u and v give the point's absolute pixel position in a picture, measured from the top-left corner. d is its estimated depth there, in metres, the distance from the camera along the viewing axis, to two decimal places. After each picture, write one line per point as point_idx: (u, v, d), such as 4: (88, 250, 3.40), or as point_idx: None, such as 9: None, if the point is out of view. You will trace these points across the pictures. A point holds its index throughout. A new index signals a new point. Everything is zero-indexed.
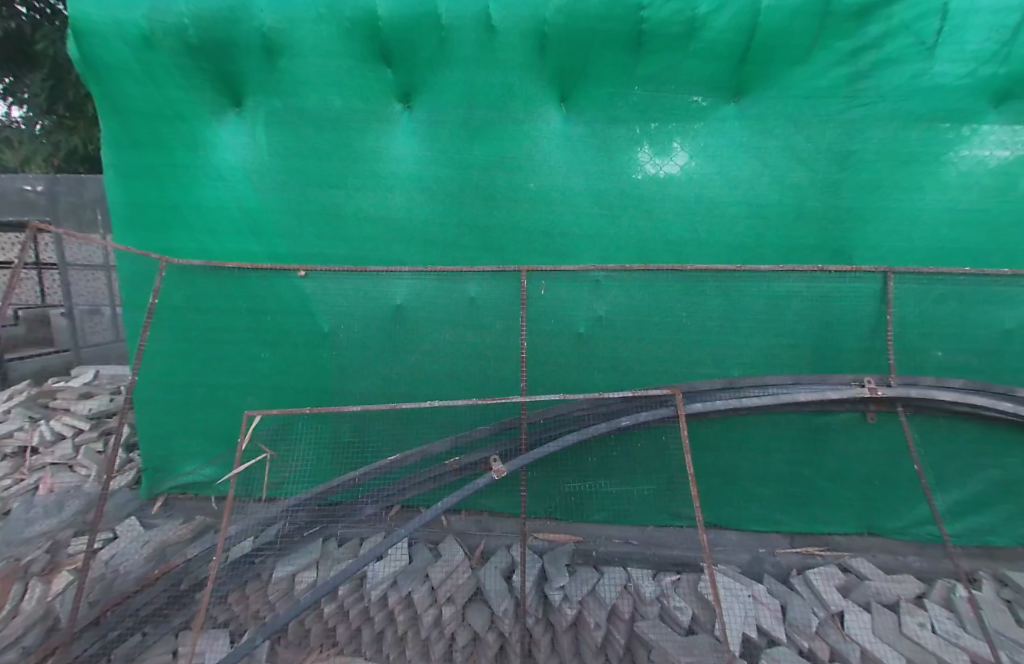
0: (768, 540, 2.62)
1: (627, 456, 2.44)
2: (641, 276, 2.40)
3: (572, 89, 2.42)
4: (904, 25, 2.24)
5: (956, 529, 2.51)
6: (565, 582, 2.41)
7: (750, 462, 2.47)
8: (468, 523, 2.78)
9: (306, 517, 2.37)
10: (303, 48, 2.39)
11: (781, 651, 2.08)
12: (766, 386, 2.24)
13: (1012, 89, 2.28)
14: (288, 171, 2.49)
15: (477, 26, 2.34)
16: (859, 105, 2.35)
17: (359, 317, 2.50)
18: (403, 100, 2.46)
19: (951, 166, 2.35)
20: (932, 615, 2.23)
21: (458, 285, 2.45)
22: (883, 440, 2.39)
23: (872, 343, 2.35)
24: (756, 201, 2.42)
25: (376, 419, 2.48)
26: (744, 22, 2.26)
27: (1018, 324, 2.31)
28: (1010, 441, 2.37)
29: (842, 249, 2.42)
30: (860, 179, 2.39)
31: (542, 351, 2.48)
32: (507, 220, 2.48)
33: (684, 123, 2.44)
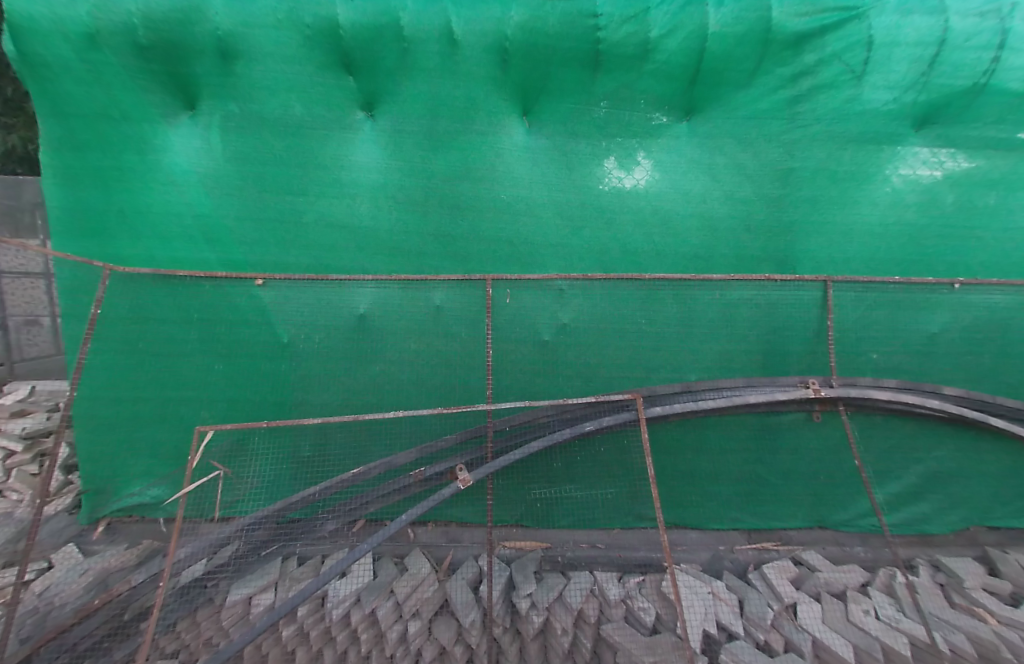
0: (728, 538, 2.67)
1: (592, 461, 2.48)
2: (603, 285, 2.46)
3: (535, 103, 2.49)
4: (834, 54, 2.44)
5: (896, 520, 2.69)
6: (533, 590, 2.42)
7: (710, 463, 2.55)
8: (436, 534, 2.69)
9: (263, 536, 2.28)
10: (261, 54, 2.34)
11: (738, 645, 2.20)
12: (720, 389, 2.41)
13: (929, 116, 2.53)
14: (245, 177, 2.43)
15: (440, 39, 2.37)
16: (799, 125, 2.53)
17: (320, 328, 2.44)
18: (366, 108, 2.45)
19: (881, 184, 2.56)
20: (875, 601, 2.45)
21: (422, 294, 2.45)
22: (828, 439, 2.54)
23: (815, 347, 2.51)
24: (709, 213, 2.55)
25: (339, 430, 2.42)
26: (694, 46, 2.40)
27: (942, 328, 2.53)
28: (937, 435, 2.58)
29: (788, 259, 2.57)
30: (803, 194, 2.56)
31: (508, 359, 2.50)
32: (471, 229, 2.51)
33: (640, 139, 2.54)
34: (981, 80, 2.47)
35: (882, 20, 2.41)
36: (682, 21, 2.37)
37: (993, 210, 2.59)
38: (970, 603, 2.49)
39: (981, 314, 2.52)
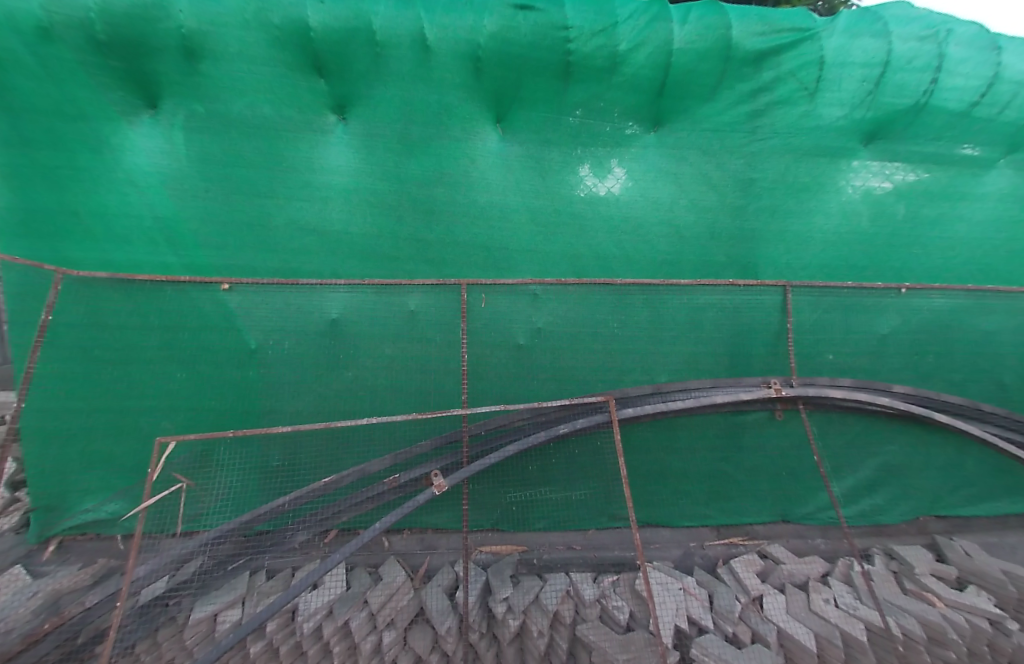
0: (697, 534, 2.76)
1: (566, 463, 2.52)
2: (576, 290, 2.50)
3: (507, 111, 2.53)
4: (789, 72, 2.59)
5: (853, 512, 2.84)
6: (509, 593, 2.42)
7: (681, 462, 2.63)
8: (410, 542, 2.65)
9: (230, 549, 2.21)
10: (228, 54, 2.29)
11: (708, 638, 2.26)
12: (688, 390, 2.53)
13: (875, 132, 2.72)
14: (210, 179, 2.36)
15: (413, 44, 2.38)
16: (759, 138, 2.66)
17: (290, 333, 2.39)
18: (338, 112, 2.43)
19: (835, 195, 2.72)
20: (835, 591, 2.58)
21: (396, 299, 2.43)
22: (791, 436, 2.66)
23: (777, 349, 2.63)
24: (677, 221, 2.65)
25: (310, 438, 2.37)
26: (660, 60, 2.49)
27: (891, 330, 2.69)
28: (889, 430, 2.74)
29: (750, 265, 2.69)
30: (763, 203, 2.69)
31: (483, 363, 2.51)
32: (445, 234, 2.51)
33: (610, 148, 2.62)
34: (921, 100, 2.66)
35: (832, 41, 2.57)
36: (649, 37, 2.46)
37: (934, 220, 2.79)
38: (920, 589, 2.66)
39: (926, 316, 2.71)
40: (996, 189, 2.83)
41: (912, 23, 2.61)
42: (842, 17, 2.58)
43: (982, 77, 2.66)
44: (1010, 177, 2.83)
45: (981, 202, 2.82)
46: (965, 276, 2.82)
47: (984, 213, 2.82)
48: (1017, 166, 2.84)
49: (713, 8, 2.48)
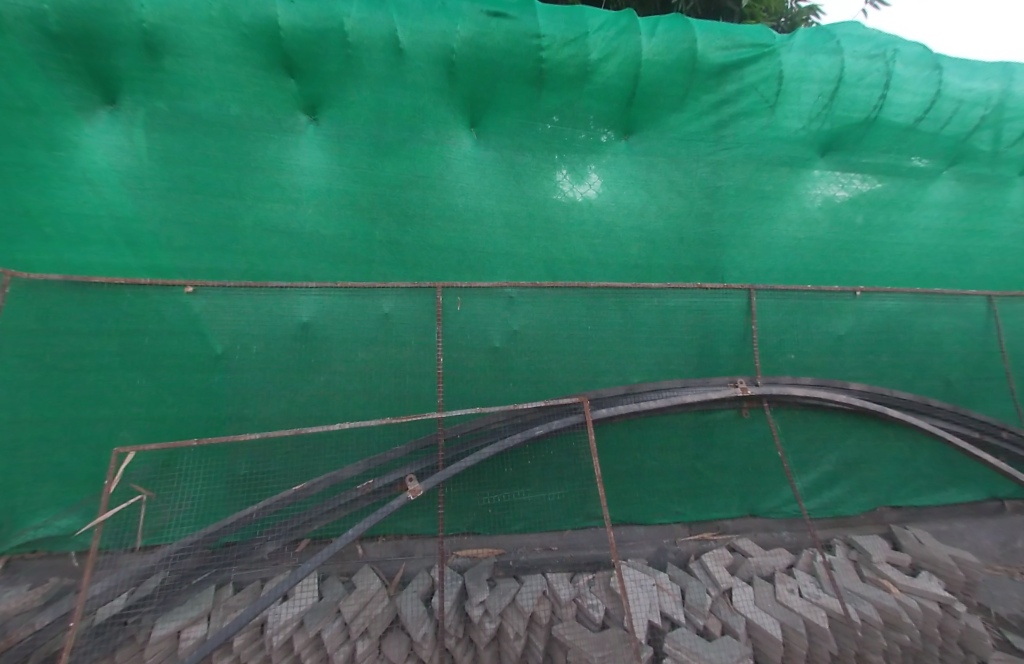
0: (670, 530, 2.83)
1: (542, 464, 2.54)
2: (551, 292, 2.53)
3: (482, 116, 2.55)
4: (751, 85, 2.71)
5: (817, 506, 2.96)
6: (486, 596, 2.42)
7: (653, 461, 2.69)
8: (386, 549, 2.61)
9: (194, 562, 2.13)
10: (193, 50, 2.23)
11: (680, 632, 2.31)
12: (660, 390, 2.60)
13: (831, 143, 2.87)
14: (174, 179, 2.28)
15: (386, 47, 2.37)
16: (724, 148, 2.77)
17: (258, 338, 2.33)
18: (309, 112, 2.39)
19: (795, 202, 2.86)
20: (799, 581, 2.70)
21: (370, 302, 2.40)
22: (757, 433, 2.77)
23: (743, 349, 2.74)
24: (648, 226, 2.72)
25: (281, 445, 2.31)
26: (630, 71, 2.57)
27: (848, 330, 2.84)
28: (847, 426, 2.88)
29: (717, 268, 2.79)
30: (729, 210, 2.80)
31: (459, 366, 2.50)
32: (420, 237, 2.50)
33: (583, 154, 2.68)
34: (872, 115, 2.84)
35: (791, 57, 2.71)
36: (618, 48, 2.54)
37: (885, 226, 2.97)
38: (877, 576, 2.81)
39: (879, 317, 2.87)
40: (940, 198, 3.03)
41: (863, 42, 2.78)
42: (799, 35, 2.72)
43: (925, 94, 2.87)
44: (952, 187, 3.05)
45: (927, 210, 3.02)
46: (914, 279, 3.01)
47: (930, 221, 3.02)
48: (959, 177, 3.05)
49: (679, 22, 2.57)
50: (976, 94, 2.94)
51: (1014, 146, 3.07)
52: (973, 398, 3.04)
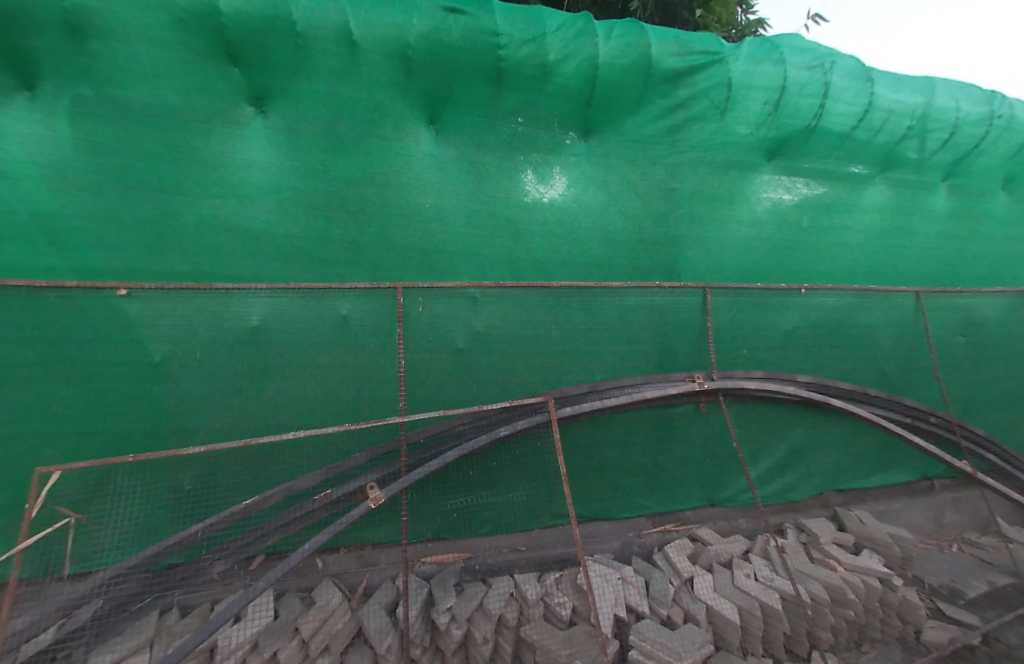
0: (635, 524, 2.88)
1: (508, 465, 2.53)
2: (514, 292, 2.53)
3: (440, 113, 2.52)
4: (703, 92, 2.82)
5: (771, 493, 3.11)
6: (453, 602, 2.37)
7: (617, 456, 2.74)
8: (348, 561, 2.49)
9: (133, 587, 1.96)
10: (124, 33, 2.05)
11: (645, 623, 2.36)
12: (622, 387, 2.63)
13: (777, 149, 3.04)
14: (102, 172, 2.08)
15: (338, 39, 2.28)
16: (678, 151, 2.87)
17: (202, 343, 2.17)
18: (256, 103, 2.26)
19: (747, 204, 3.00)
20: (755, 566, 2.84)
21: (326, 304, 2.30)
22: (714, 426, 2.88)
23: (699, 345, 2.85)
24: (608, 227, 2.77)
25: (230, 457, 2.17)
26: (588, 73, 2.61)
27: (794, 326, 3.01)
28: (795, 416, 3.06)
29: (674, 268, 2.88)
30: (684, 211, 2.89)
31: (421, 368, 2.43)
32: (379, 236, 2.43)
33: (544, 154, 2.69)
34: (813, 123, 3.03)
35: (738, 65, 2.84)
36: (576, 49, 2.57)
37: (827, 228, 3.17)
38: (825, 556, 2.99)
39: (822, 313, 3.06)
40: (874, 201, 3.27)
41: (803, 54, 2.97)
42: (747, 44, 2.87)
43: (859, 104, 3.09)
44: (885, 192, 3.29)
45: (863, 212, 3.24)
46: (853, 277, 3.22)
47: (866, 223, 3.25)
48: (890, 182, 3.30)
49: (634, 27, 2.64)
50: (902, 105, 3.20)
51: (936, 154, 3.35)
52: (905, 386, 3.30)
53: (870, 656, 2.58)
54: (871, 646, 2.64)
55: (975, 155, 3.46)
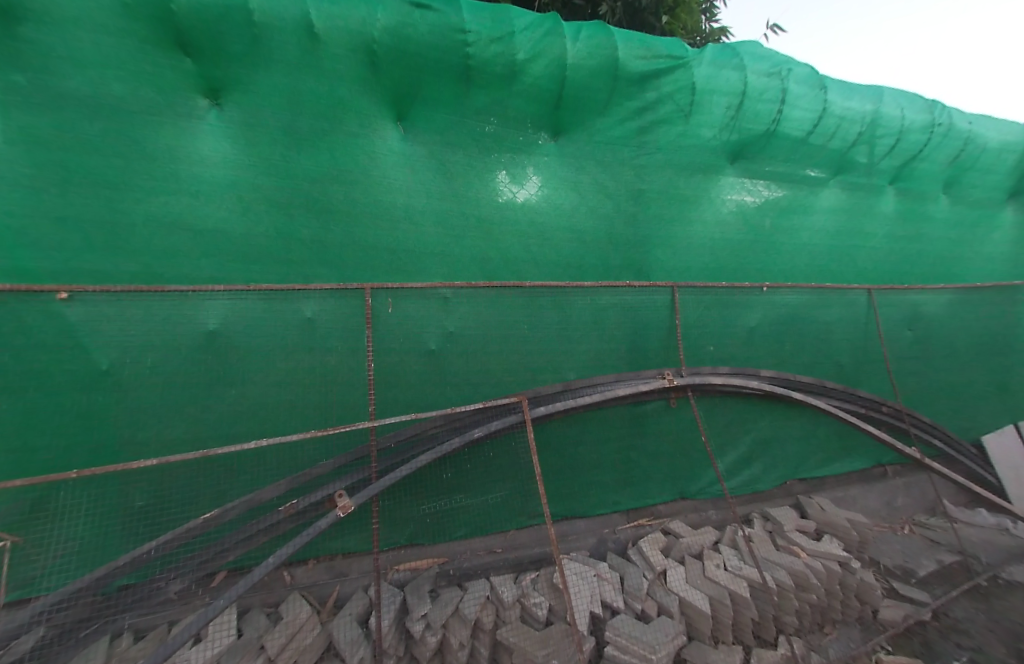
0: (610, 520, 2.92)
1: (482, 467, 2.51)
2: (486, 293, 2.50)
3: (407, 111, 2.47)
4: (668, 95, 2.90)
5: (739, 485, 3.21)
6: (428, 609, 2.32)
7: (590, 454, 2.76)
8: (317, 573, 2.40)
9: (79, 613, 1.80)
10: (57, 15, 1.87)
11: (620, 618, 2.38)
12: (595, 385, 2.69)
13: (739, 152, 3.16)
14: (32, 162, 1.85)
15: (299, 31, 2.21)
16: (646, 152, 2.93)
17: (152, 348, 2.03)
18: (210, 96, 2.15)
19: (712, 206, 3.09)
20: (724, 556, 2.92)
21: (289, 306, 2.21)
22: (683, 421, 2.96)
23: (669, 343, 2.91)
24: (578, 227, 2.79)
25: (187, 468, 2.04)
26: (556, 73, 2.62)
27: (757, 323, 3.13)
28: (759, 409, 3.18)
29: (644, 267, 2.93)
30: (652, 211, 2.95)
31: (391, 371, 2.36)
32: (345, 235, 2.35)
33: (514, 154, 2.69)
34: (771, 127, 3.17)
35: (702, 70, 2.93)
36: (544, 50, 2.58)
37: (787, 228, 3.31)
38: (789, 543, 3.11)
39: (782, 310, 3.20)
40: (829, 203, 3.44)
41: (762, 61, 3.10)
42: (709, 50, 2.97)
43: (813, 110, 3.26)
44: (838, 194, 3.47)
45: (819, 214, 3.41)
46: (811, 275, 3.37)
47: (822, 224, 3.41)
48: (843, 184, 3.48)
49: (600, 30, 2.69)
50: (853, 112, 3.39)
51: (884, 159, 3.56)
52: (860, 378, 3.48)
53: (832, 637, 2.70)
54: (833, 627, 2.76)
55: (918, 161, 3.69)
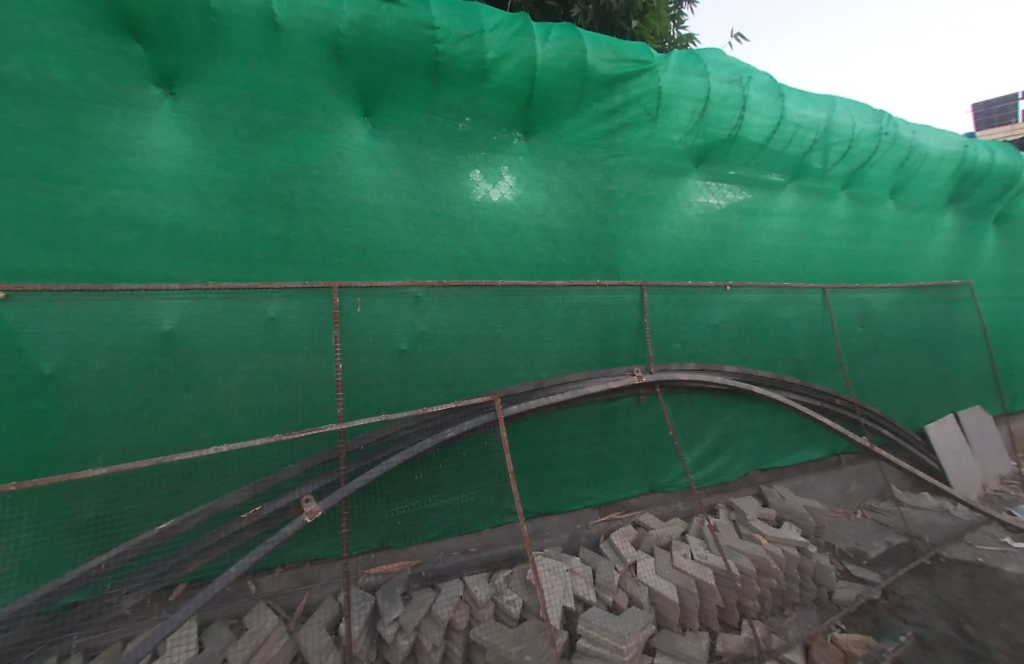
0: (583, 515, 2.98)
1: (454, 467, 2.50)
2: (457, 292, 2.50)
3: (375, 106, 2.43)
4: (636, 98, 2.98)
5: (705, 477, 3.34)
6: (400, 612, 2.28)
7: (563, 451, 2.81)
8: (284, 581, 2.34)
9: (20, 636, 1.64)
10: None
11: (592, 611, 2.42)
12: (567, 382, 2.73)
13: (704, 155, 3.27)
14: None
15: (260, 21, 2.13)
16: (615, 154, 2.99)
17: (100, 351, 1.90)
18: (164, 85, 2.03)
19: (678, 207, 3.19)
20: (691, 546, 3.00)
21: (251, 305, 2.14)
22: (652, 416, 3.06)
23: (639, 341, 2.98)
24: (550, 227, 2.82)
25: (141, 478, 1.94)
26: (526, 73, 2.65)
27: (721, 320, 3.26)
28: (723, 403, 3.32)
29: (614, 266, 2.99)
30: (622, 211, 3.02)
31: (360, 372, 2.31)
32: (311, 233, 2.29)
33: (485, 152, 2.69)
34: (733, 132, 3.30)
35: (667, 75, 3.03)
36: (513, 49, 2.60)
37: (750, 230, 3.45)
38: (751, 531, 3.23)
39: (745, 308, 3.34)
40: (788, 206, 3.61)
41: (723, 69, 3.24)
42: (673, 56, 3.08)
43: (772, 117, 3.42)
44: (795, 198, 3.65)
45: (779, 216, 3.57)
46: (772, 275, 3.53)
47: (782, 226, 3.58)
48: (800, 189, 3.67)
49: (569, 32, 2.74)
50: (808, 120, 3.58)
51: (837, 165, 3.77)
52: (817, 373, 3.68)
53: (791, 619, 2.84)
54: (792, 610, 2.91)
55: (868, 167, 3.93)
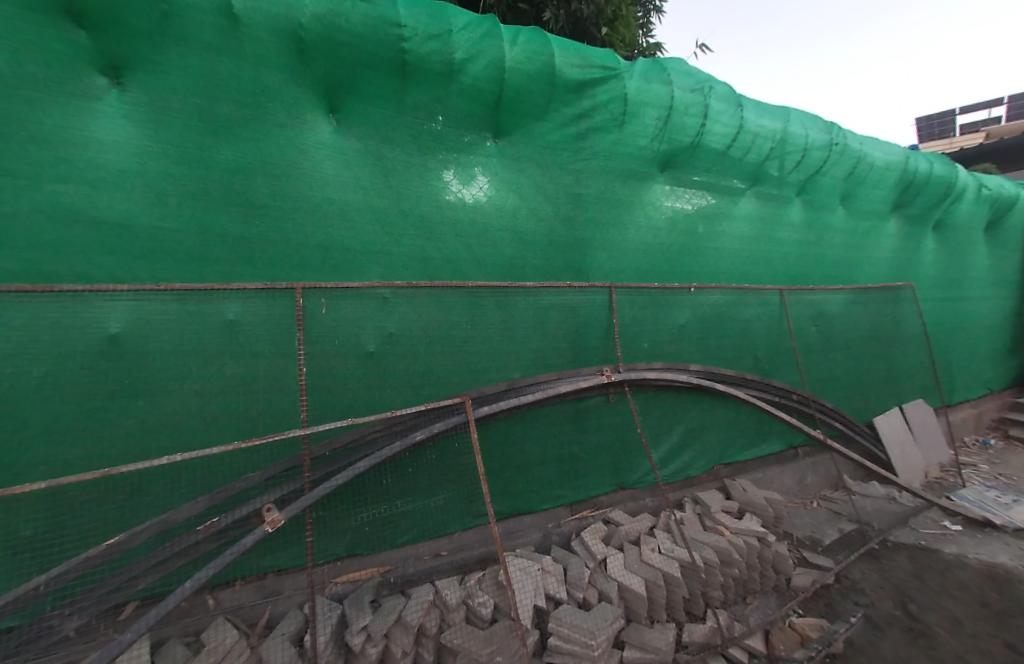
0: (554, 514, 3.02)
1: (424, 470, 2.49)
2: (427, 293, 2.48)
3: (341, 103, 2.38)
4: (603, 104, 3.05)
5: (672, 472, 3.46)
6: (369, 620, 2.23)
7: (534, 450, 2.84)
8: (246, 594, 2.25)
9: None
10: None
11: (562, 608, 2.44)
12: (538, 383, 2.76)
13: (669, 161, 3.39)
14: None
15: (217, 11, 2.05)
16: (583, 158, 3.04)
17: (37, 357, 1.75)
18: (111, 74, 1.91)
19: (645, 211, 3.28)
20: (659, 540, 3.03)
21: (209, 306, 2.05)
22: (620, 415, 3.14)
23: (608, 341, 3.05)
24: (520, 228, 2.84)
25: (86, 491, 1.81)
26: (495, 75, 2.66)
27: (686, 320, 3.38)
28: (688, 400, 3.44)
29: (584, 268, 3.04)
30: (591, 214, 3.08)
31: (326, 375, 2.25)
32: (272, 231, 2.21)
33: (455, 153, 2.68)
34: (696, 139, 3.42)
35: (632, 82, 3.12)
36: (482, 51, 2.61)
37: (712, 233, 3.59)
38: (715, 523, 3.30)
39: (708, 309, 3.48)
40: (748, 211, 3.78)
41: (685, 78, 3.37)
42: (639, 64, 3.18)
43: (732, 126, 3.57)
44: (755, 203, 3.83)
45: (740, 220, 3.74)
46: (733, 276, 3.69)
47: (742, 230, 3.74)
48: (759, 194, 3.85)
49: (538, 36, 2.78)
50: (765, 129, 3.76)
51: (792, 173, 3.98)
52: (776, 370, 3.86)
53: (753, 607, 2.96)
54: (754, 597, 3.03)
55: (821, 176, 4.16)
